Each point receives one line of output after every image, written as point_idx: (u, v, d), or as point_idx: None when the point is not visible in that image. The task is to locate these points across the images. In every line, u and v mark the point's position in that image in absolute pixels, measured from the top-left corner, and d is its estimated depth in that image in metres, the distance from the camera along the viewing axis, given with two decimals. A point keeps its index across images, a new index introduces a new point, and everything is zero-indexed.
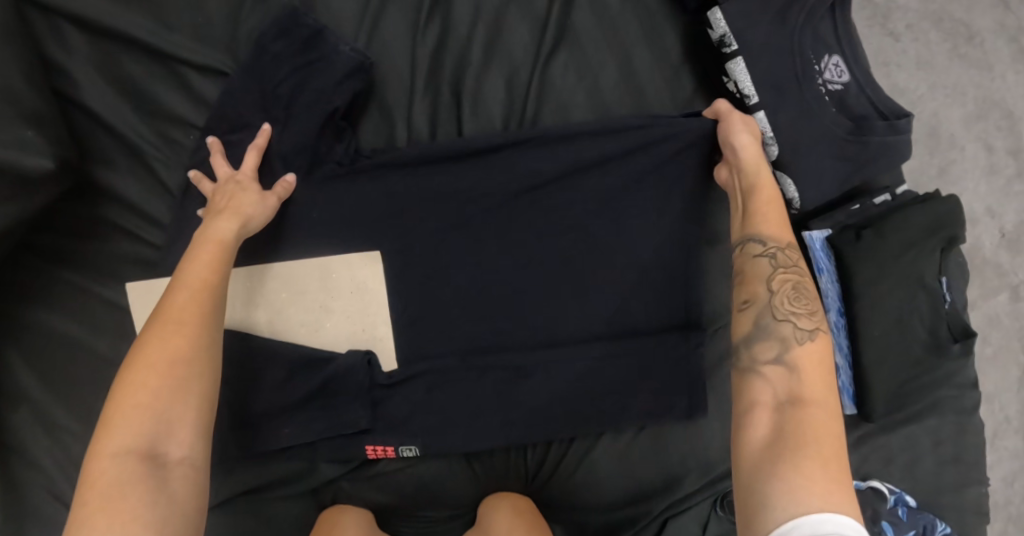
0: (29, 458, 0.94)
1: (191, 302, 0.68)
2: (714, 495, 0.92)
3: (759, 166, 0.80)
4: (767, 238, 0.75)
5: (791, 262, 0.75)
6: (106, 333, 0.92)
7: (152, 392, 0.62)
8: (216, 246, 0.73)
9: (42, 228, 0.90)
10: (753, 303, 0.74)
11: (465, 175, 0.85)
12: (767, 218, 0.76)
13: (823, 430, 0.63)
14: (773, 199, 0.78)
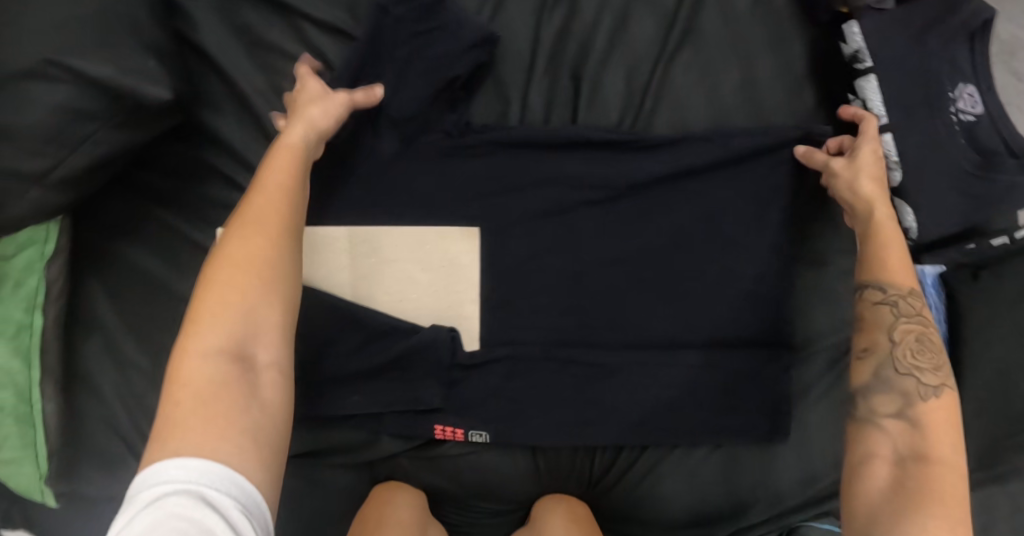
0: (91, 387, 0.94)
1: (272, 215, 0.68)
2: (780, 528, 0.88)
3: (878, 203, 0.76)
4: (891, 284, 0.73)
5: (916, 311, 0.72)
6: (190, 274, 0.92)
7: (239, 291, 0.63)
8: (290, 155, 0.72)
9: (149, 165, 0.92)
10: (872, 352, 0.73)
11: (572, 162, 0.84)
12: (887, 259, 0.74)
13: (949, 486, 0.61)
14: (898, 245, 0.74)
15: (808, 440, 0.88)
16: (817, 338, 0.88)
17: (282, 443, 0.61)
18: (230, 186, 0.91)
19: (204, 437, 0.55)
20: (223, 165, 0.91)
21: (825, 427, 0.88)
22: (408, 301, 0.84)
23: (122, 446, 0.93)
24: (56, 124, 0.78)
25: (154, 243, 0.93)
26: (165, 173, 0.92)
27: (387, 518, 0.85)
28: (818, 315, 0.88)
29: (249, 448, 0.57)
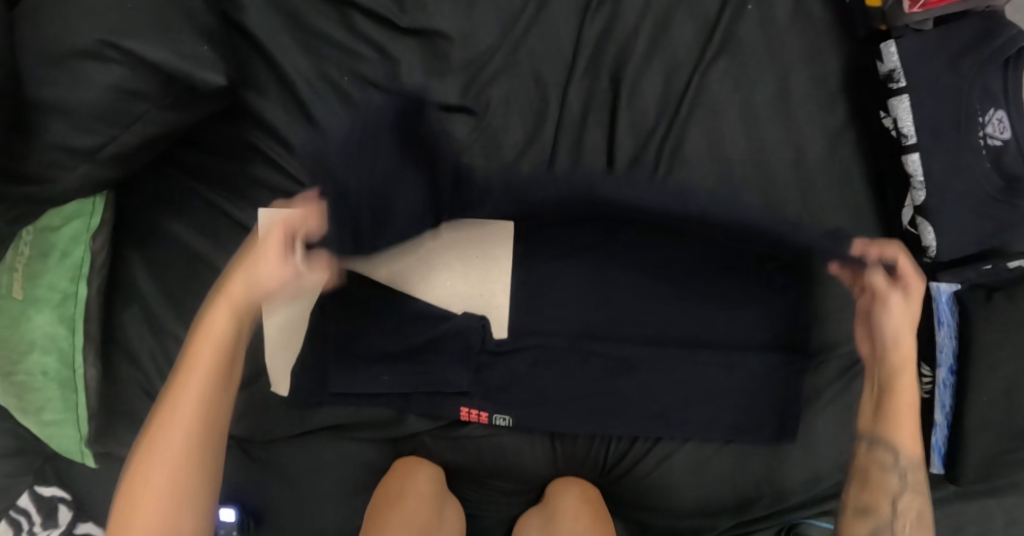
0: (128, 353, 0.97)
1: (191, 434, 0.68)
2: (780, 525, 0.94)
3: (902, 367, 0.78)
4: (899, 453, 0.78)
5: (919, 487, 0.78)
6: (227, 250, 0.96)
7: (162, 489, 0.65)
8: (216, 340, 0.70)
9: (192, 143, 0.95)
10: (871, 512, 0.77)
11: (606, 164, 0.87)
12: (899, 429, 0.78)
13: None
14: (913, 410, 0.78)
15: (815, 442, 0.92)
16: (830, 346, 0.91)
17: None
18: (270, 167, 0.93)
19: None
20: (264, 146, 0.93)
21: (831, 430, 0.92)
22: (441, 290, 0.87)
23: None
24: (110, 102, 0.80)
25: (193, 219, 0.96)
26: (208, 151, 0.95)
27: (407, 490, 0.91)
28: (834, 322, 0.91)
29: None
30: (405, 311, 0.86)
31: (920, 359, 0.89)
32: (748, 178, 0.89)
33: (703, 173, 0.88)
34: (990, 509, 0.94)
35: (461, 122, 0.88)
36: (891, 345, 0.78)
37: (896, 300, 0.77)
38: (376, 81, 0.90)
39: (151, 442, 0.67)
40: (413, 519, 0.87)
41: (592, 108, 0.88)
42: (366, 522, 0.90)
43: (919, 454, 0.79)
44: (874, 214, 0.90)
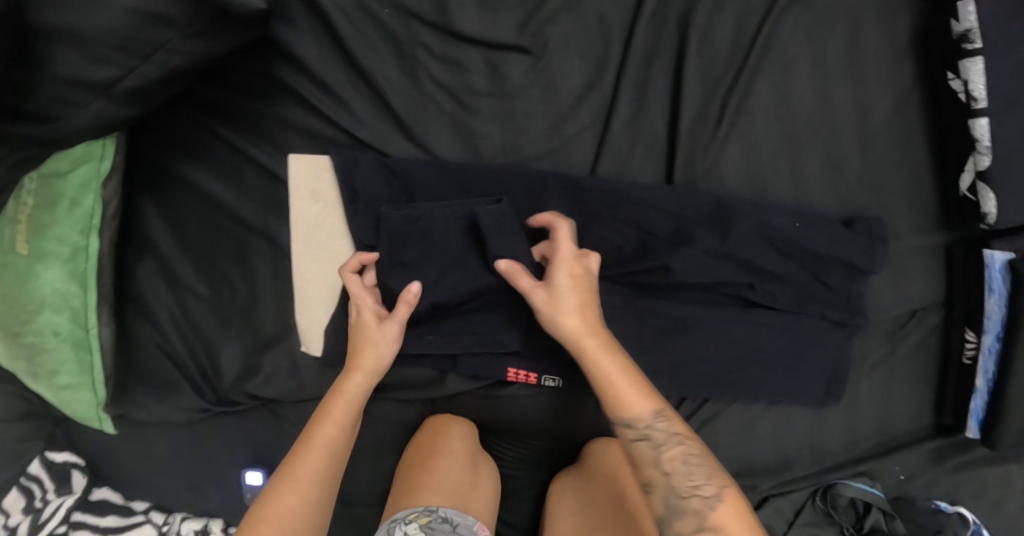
0: (143, 309, 0.92)
1: (328, 455, 0.71)
2: (818, 485, 0.94)
3: (590, 333, 0.71)
4: (637, 418, 0.67)
5: (667, 432, 0.67)
6: (253, 198, 0.88)
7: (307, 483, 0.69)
8: (351, 396, 0.75)
9: (210, 79, 0.86)
10: (653, 489, 0.67)
11: (668, 118, 0.83)
12: (625, 396, 0.68)
13: (732, 514, 0.62)
14: (617, 371, 0.69)
15: (855, 404, 0.93)
16: (884, 308, 0.90)
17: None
18: (300, 108, 0.85)
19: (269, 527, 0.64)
20: (295, 85, 0.84)
21: (872, 395, 0.93)
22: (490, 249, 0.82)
23: (180, 371, 0.93)
24: (127, 27, 0.71)
25: (213, 164, 0.88)
26: (230, 89, 0.86)
27: (440, 449, 0.89)
28: (886, 285, 0.89)
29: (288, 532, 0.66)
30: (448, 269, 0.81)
31: (966, 325, 0.90)
32: (811, 137, 0.86)
33: (767, 130, 0.85)
34: (1005, 469, 0.98)
35: (516, 67, 0.82)
36: (565, 330, 0.71)
37: (542, 295, 0.72)
38: (424, 17, 0.82)
39: (291, 456, 0.70)
40: (447, 478, 0.85)
41: (656, 57, 0.83)
42: (400, 482, 0.88)
43: (656, 402, 0.68)
44: (931, 180, 0.89)
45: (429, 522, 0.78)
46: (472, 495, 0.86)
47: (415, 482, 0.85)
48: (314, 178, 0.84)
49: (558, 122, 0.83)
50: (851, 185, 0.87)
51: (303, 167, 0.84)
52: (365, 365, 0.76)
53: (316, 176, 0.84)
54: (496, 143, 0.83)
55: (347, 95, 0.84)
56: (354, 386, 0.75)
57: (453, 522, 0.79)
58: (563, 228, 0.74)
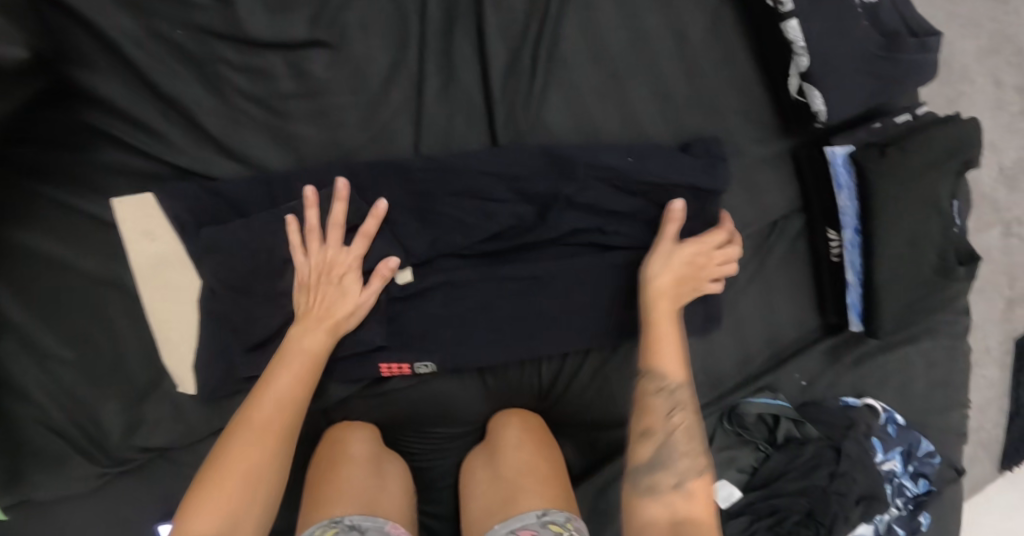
0: (12, 388, 0.89)
1: (278, 406, 0.71)
2: (720, 411, 0.96)
3: (671, 296, 0.79)
4: (669, 375, 0.75)
5: (687, 400, 0.75)
6: (91, 251, 0.86)
7: (236, 478, 0.66)
8: (306, 353, 0.74)
9: (16, 140, 0.82)
10: (648, 436, 0.73)
11: (485, 84, 0.83)
12: (664, 354, 0.76)
13: (701, 486, 0.70)
14: (670, 335, 0.77)
15: (741, 324, 0.93)
16: (745, 225, 0.90)
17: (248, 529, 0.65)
18: (118, 149, 0.83)
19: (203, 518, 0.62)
20: (107, 127, 0.82)
21: (755, 311, 0.94)
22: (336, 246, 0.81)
23: (64, 440, 0.90)
24: None
25: (45, 224, 0.85)
26: (43, 146, 0.83)
27: (341, 457, 0.88)
28: (741, 201, 0.90)
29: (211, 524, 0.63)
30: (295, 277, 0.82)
31: (826, 224, 0.91)
32: (632, 72, 0.86)
33: (585, 75, 0.84)
34: (900, 351, 1.01)
35: (321, 61, 0.80)
36: (654, 288, 0.79)
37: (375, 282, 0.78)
38: (217, 33, 0.79)
39: (222, 450, 0.67)
40: (349, 486, 0.85)
41: (458, 26, 0.82)
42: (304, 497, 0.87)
43: (687, 370, 0.77)
44: (762, 91, 0.90)
45: (334, 533, 0.77)
46: (378, 497, 0.85)
47: (316, 497, 0.83)
48: (144, 219, 0.83)
49: (377, 109, 0.82)
50: (684, 111, 0.88)
51: (129, 210, 0.82)
52: (294, 352, 0.74)
53: (147, 220, 0.83)
54: (320, 143, 0.82)
55: (159, 126, 0.82)
56: (312, 341, 0.75)
57: (361, 527, 0.79)
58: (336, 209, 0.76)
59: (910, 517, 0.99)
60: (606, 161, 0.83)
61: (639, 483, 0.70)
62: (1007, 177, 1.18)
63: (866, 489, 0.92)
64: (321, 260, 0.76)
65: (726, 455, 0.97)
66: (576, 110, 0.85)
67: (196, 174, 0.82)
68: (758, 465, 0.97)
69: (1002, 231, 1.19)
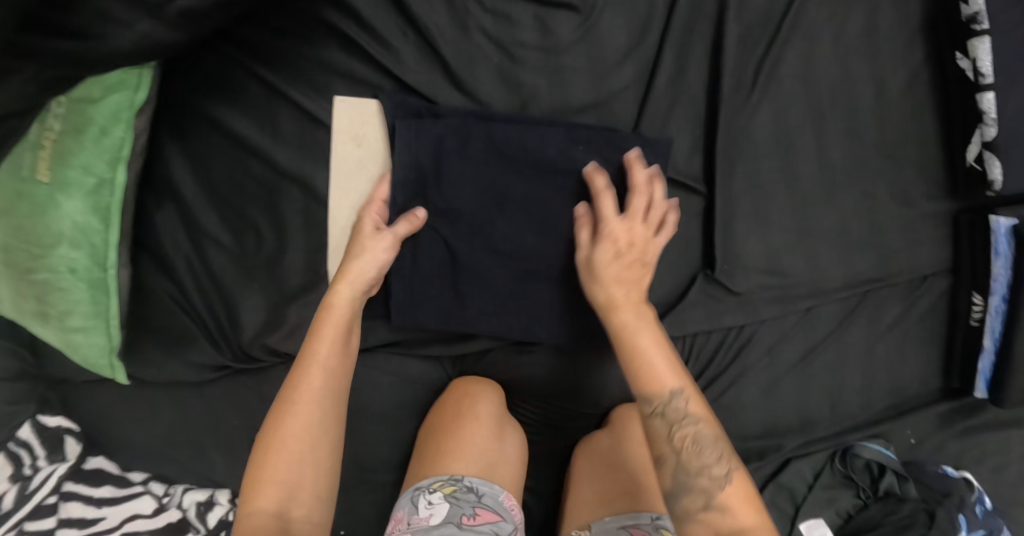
0: (160, 259, 0.88)
1: (327, 378, 0.72)
2: (834, 448, 0.98)
3: (626, 309, 0.75)
4: (660, 394, 0.71)
5: (683, 416, 0.70)
6: (286, 143, 0.86)
7: (294, 451, 0.68)
8: (341, 311, 0.76)
9: (250, 20, 0.85)
10: (661, 462, 0.69)
11: (702, 81, 0.88)
12: (654, 370, 0.72)
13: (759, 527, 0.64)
14: (648, 345, 0.73)
15: (872, 366, 0.96)
16: (900, 271, 0.94)
17: (320, 495, 0.69)
18: (346, 54, 0.85)
19: (274, 492, 0.66)
20: (342, 30, 0.84)
21: (887, 358, 0.97)
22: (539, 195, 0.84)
23: (196, 323, 0.89)
24: None
25: (249, 107, 0.86)
26: (270, 31, 0.85)
27: (468, 413, 0.87)
28: (898, 249, 0.94)
29: (273, 500, 0.66)
30: (493, 215, 0.84)
31: (972, 289, 0.95)
32: (834, 105, 0.91)
33: (794, 95, 0.89)
34: (1005, 433, 1.02)
35: (566, 23, 0.84)
36: (607, 300, 0.77)
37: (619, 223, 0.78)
38: None
39: (275, 423, 0.69)
40: (477, 446, 0.84)
41: (693, 22, 0.87)
42: (422, 447, 0.86)
43: (686, 379, 0.72)
44: (939, 153, 0.94)
45: (455, 491, 0.78)
46: (500, 463, 0.84)
47: (438, 446, 0.84)
48: (359, 122, 0.85)
49: (602, 78, 0.86)
50: (870, 153, 0.92)
51: (347, 110, 0.85)
52: (334, 315, 0.75)
53: (360, 133, 0.85)
54: (543, 97, 0.85)
55: (395, 43, 0.84)
56: (343, 301, 0.76)
57: (478, 491, 0.79)
58: (599, 177, 0.80)
59: None
60: (783, 181, 0.90)
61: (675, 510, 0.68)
62: None
63: None
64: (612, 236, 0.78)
65: (826, 494, 0.99)
66: (779, 124, 0.89)
67: (417, 95, 0.85)
68: (855, 512, 0.99)
69: None
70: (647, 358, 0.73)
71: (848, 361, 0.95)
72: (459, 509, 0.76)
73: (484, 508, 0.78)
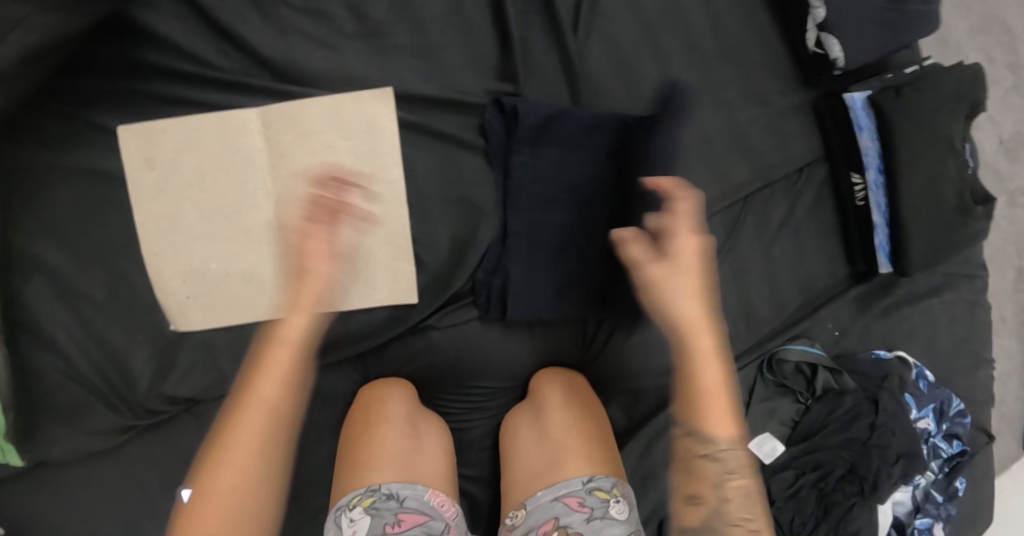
0: (38, 334, 0.84)
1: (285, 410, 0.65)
2: (761, 358, 0.97)
3: (708, 332, 0.64)
4: (716, 436, 0.62)
5: (742, 464, 0.62)
6: (142, 186, 0.83)
7: (218, 507, 0.60)
8: (292, 342, 0.69)
9: (73, 71, 0.82)
10: (702, 502, 0.61)
11: (531, 28, 0.86)
12: (706, 411, 0.62)
13: None
14: (722, 378, 0.63)
15: (777, 269, 0.96)
16: (775, 169, 0.95)
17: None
18: (174, 83, 0.83)
19: None
20: (164, 62, 0.82)
21: (787, 258, 0.96)
22: (327, 168, 0.83)
23: (89, 391, 0.85)
24: None
25: (92, 161, 0.83)
26: (100, 77, 0.82)
27: (377, 418, 0.83)
28: (769, 150, 0.94)
29: None
30: (306, 197, 0.83)
31: (849, 169, 0.95)
32: (665, 24, 0.91)
33: (623, 24, 0.89)
34: (926, 303, 1.04)
35: (380, 4, 0.84)
36: (681, 318, 0.64)
37: (660, 268, 0.66)
38: None
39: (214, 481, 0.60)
40: (389, 450, 0.79)
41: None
42: (337, 463, 0.82)
43: (740, 426, 0.63)
44: (783, 48, 0.95)
45: (373, 503, 0.74)
46: (418, 461, 0.81)
47: (349, 462, 0.80)
48: (149, 145, 0.83)
49: (430, 49, 0.84)
50: (714, 62, 0.92)
51: (139, 133, 0.83)
52: (285, 341, 0.69)
53: (152, 157, 0.83)
54: (376, 79, 0.83)
55: (218, 65, 0.83)
56: (294, 328, 0.69)
57: (399, 497, 0.75)
58: (684, 200, 0.66)
59: (946, 481, 1.06)
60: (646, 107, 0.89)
61: None
62: (1006, 148, 1.15)
63: (904, 446, 0.95)
64: (678, 271, 0.65)
65: (767, 406, 0.99)
66: (620, 54, 0.89)
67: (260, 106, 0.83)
68: (799, 418, 0.99)
69: (1007, 202, 1.16)
70: (712, 390, 0.62)
71: (750, 269, 0.95)
72: (381, 520, 0.73)
73: (408, 512, 0.74)
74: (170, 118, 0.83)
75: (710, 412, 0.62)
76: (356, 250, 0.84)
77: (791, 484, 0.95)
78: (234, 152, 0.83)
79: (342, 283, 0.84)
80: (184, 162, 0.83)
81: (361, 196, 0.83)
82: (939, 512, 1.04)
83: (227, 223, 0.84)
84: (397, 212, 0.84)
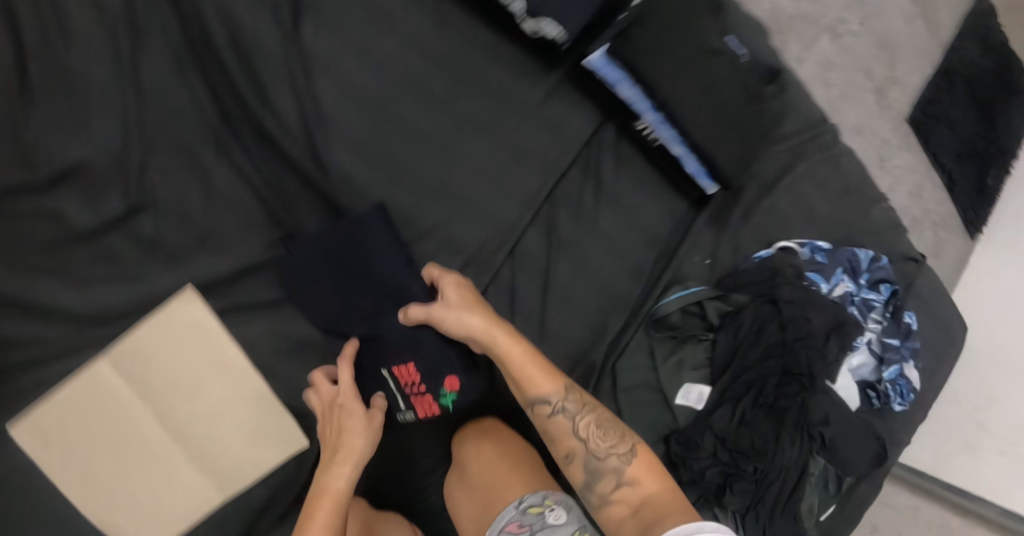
0: None
1: None
2: (643, 322, 0.98)
3: (500, 326, 0.84)
4: (550, 397, 0.83)
5: (580, 410, 0.83)
6: (57, 459, 0.89)
7: None
8: (337, 493, 0.79)
9: None
10: (574, 456, 0.82)
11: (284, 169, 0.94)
12: (534, 380, 0.83)
13: (665, 503, 0.75)
14: (530, 357, 0.84)
15: (618, 236, 0.99)
16: (565, 156, 0.97)
17: None
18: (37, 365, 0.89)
19: None
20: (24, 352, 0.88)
21: (619, 223, 0.99)
22: (179, 375, 0.92)
23: None
24: None
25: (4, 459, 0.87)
26: None
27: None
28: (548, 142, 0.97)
29: None
30: (183, 404, 0.92)
31: (629, 120, 0.98)
32: (394, 94, 0.93)
33: (354, 115, 0.91)
34: (784, 184, 1.05)
35: (145, 220, 0.92)
36: (474, 332, 0.83)
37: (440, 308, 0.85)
38: (58, 241, 0.89)
39: None
40: None
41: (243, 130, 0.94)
42: None
43: (562, 378, 0.84)
44: (517, 47, 0.96)
45: None
46: None
47: None
48: (37, 430, 0.88)
49: (212, 232, 0.94)
50: (457, 97, 0.94)
51: (25, 427, 0.88)
52: (329, 495, 0.78)
53: (49, 436, 0.89)
54: (183, 280, 0.92)
55: (50, 335, 0.89)
56: (338, 480, 0.80)
57: None
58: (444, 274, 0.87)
59: (896, 323, 1.05)
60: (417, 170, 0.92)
61: (591, 499, 0.80)
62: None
63: (827, 322, 0.95)
64: (453, 305, 0.84)
65: (675, 359, 0.97)
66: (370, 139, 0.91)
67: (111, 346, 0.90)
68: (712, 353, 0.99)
69: (829, 36, 1.25)
70: (519, 363, 0.83)
71: (589, 254, 0.97)
72: None
73: None
74: (39, 402, 0.88)
75: (528, 391, 0.83)
76: (239, 427, 0.93)
77: (732, 417, 0.93)
78: (108, 398, 0.90)
79: (244, 457, 0.93)
80: (72, 430, 0.89)
81: (218, 382, 0.93)
82: (900, 355, 1.02)
83: (133, 457, 0.91)
84: (253, 379, 0.93)
